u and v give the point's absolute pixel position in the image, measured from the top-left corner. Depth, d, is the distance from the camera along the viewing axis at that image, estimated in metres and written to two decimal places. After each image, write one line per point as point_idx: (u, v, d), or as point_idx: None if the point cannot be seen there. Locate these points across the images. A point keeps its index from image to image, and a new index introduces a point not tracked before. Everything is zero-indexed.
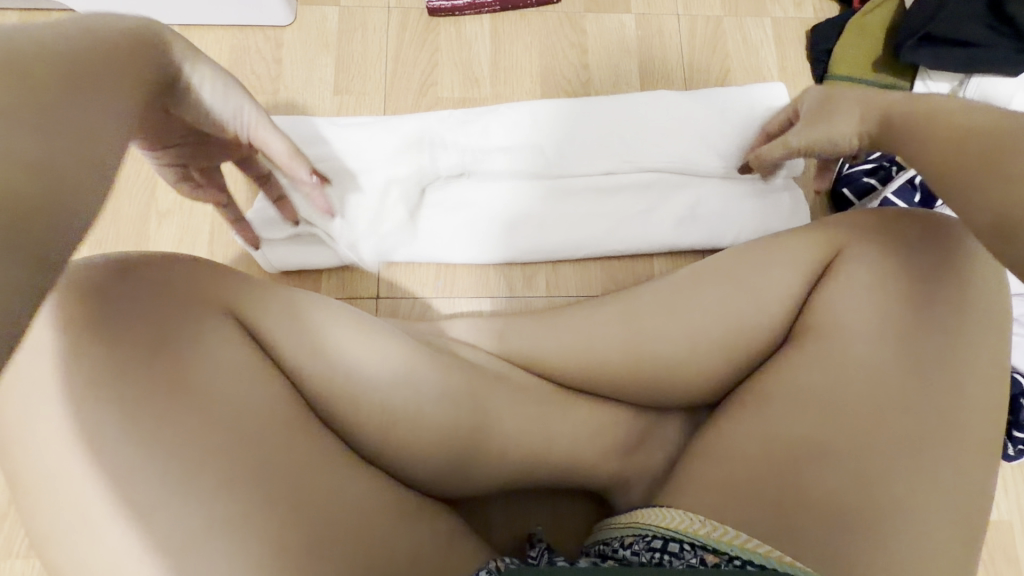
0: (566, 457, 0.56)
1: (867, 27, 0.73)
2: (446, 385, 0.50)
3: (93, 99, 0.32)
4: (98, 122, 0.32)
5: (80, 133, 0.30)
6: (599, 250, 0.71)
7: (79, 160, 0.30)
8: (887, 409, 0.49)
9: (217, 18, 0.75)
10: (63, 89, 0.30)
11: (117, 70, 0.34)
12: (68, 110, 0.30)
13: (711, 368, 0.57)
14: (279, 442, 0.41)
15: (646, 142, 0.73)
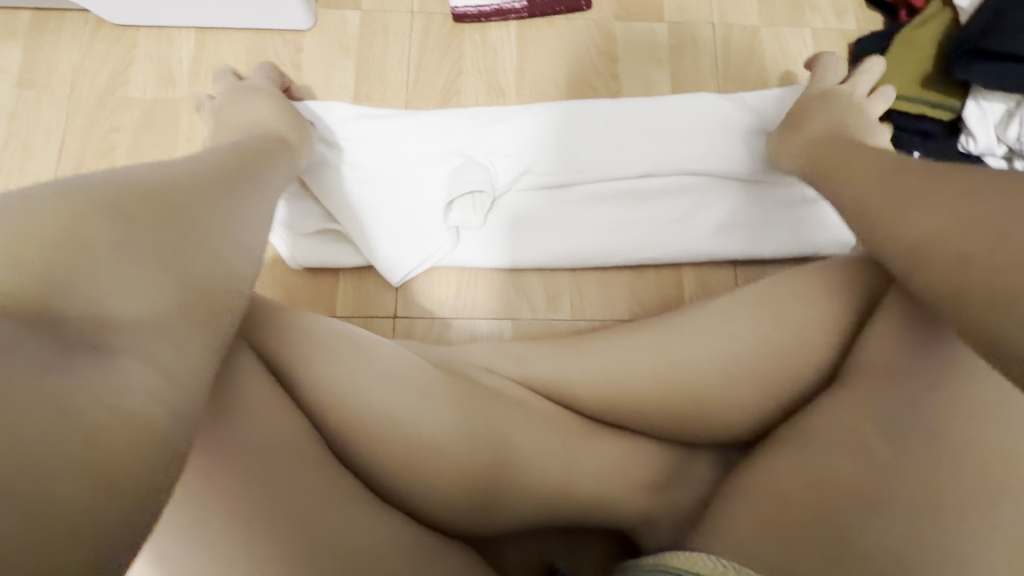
0: (596, 496, 0.51)
1: (914, 41, 0.69)
2: (469, 417, 0.47)
3: (247, 195, 0.46)
4: (222, 206, 0.42)
5: (235, 213, 0.42)
6: (635, 257, 0.68)
7: (213, 228, 0.39)
8: (953, 456, 0.44)
9: (235, 20, 0.72)
10: (226, 189, 0.44)
11: (217, 172, 0.45)
12: (245, 201, 0.45)
13: (749, 404, 0.53)
14: (286, 482, 0.38)
15: (683, 147, 0.69)
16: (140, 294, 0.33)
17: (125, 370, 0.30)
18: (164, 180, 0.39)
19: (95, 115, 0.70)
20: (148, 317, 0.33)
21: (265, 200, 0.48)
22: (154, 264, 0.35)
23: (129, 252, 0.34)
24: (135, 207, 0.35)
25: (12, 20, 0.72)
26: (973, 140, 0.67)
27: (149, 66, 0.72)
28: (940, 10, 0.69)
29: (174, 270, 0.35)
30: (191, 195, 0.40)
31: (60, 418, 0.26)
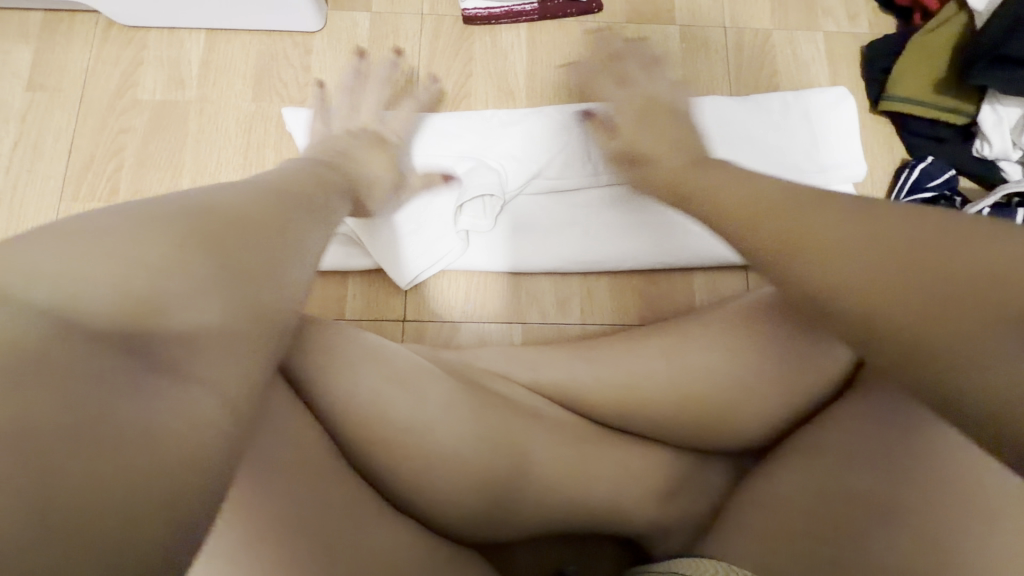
0: (606, 503, 0.51)
1: (928, 45, 0.68)
2: (482, 424, 0.47)
3: (309, 211, 0.44)
4: (285, 220, 0.40)
5: (296, 227, 0.41)
6: (649, 262, 0.68)
7: (272, 242, 0.38)
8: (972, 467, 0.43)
9: (245, 22, 0.72)
10: (290, 205, 0.43)
11: (284, 190, 0.44)
12: (307, 216, 0.43)
13: (762, 411, 0.53)
14: (296, 489, 0.38)
15: (727, 152, 0.68)
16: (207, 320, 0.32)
17: (187, 399, 0.29)
18: (239, 202, 0.38)
19: (105, 117, 0.70)
20: (216, 344, 0.32)
21: (329, 220, 0.46)
22: (225, 289, 0.33)
23: (200, 276, 0.32)
24: (211, 228, 0.34)
25: (23, 21, 0.72)
26: (988, 144, 0.67)
27: (159, 67, 0.72)
28: (956, 12, 0.68)
29: (243, 297, 0.34)
30: (258, 211, 0.39)
31: (124, 443, 0.26)
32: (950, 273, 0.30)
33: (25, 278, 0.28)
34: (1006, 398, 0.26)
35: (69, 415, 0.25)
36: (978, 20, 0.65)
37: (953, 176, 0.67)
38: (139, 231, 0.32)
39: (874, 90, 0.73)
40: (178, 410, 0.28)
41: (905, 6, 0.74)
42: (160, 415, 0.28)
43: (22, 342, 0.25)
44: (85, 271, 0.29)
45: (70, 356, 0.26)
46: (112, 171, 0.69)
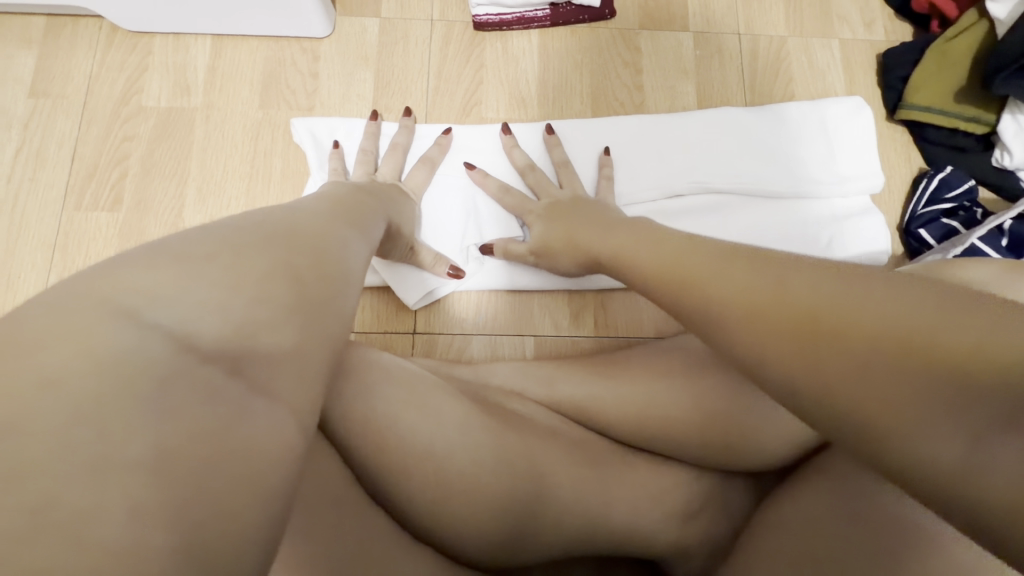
0: (625, 523, 0.49)
1: (949, 52, 0.67)
2: (500, 444, 0.46)
3: (348, 227, 0.43)
4: (328, 235, 0.39)
5: (336, 241, 0.39)
6: None
7: (321, 257, 0.36)
8: None
9: (252, 28, 0.71)
10: (331, 221, 0.41)
11: (324, 207, 0.43)
12: (349, 232, 0.42)
13: (784, 429, 0.51)
14: (311, 514, 0.36)
15: (764, 168, 0.67)
16: (291, 343, 0.31)
17: (283, 420, 0.29)
18: (309, 223, 0.38)
19: (110, 124, 0.69)
20: (302, 369, 0.31)
21: (369, 237, 0.45)
22: (308, 314, 0.33)
23: (284, 299, 0.32)
24: (287, 249, 0.34)
25: (25, 27, 0.71)
26: (1008, 155, 0.65)
27: (164, 73, 0.70)
28: (976, 20, 0.66)
29: (321, 322, 0.33)
30: (304, 228, 0.37)
31: (236, 465, 0.26)
32: (874, 335, 0.27)
33: (138, 299, 0.28)
34: (953, 474, 0.24)
35: (190, 439, 0.25)
36: (1000, 27, 0.64)
37: (972, 186, 0.66)
38: (229, 253, 0.32)
39: (891, 98, 0.72)
40: (274, 432, 0.28)
41: (923, 14, 0.73)
42: (262, 434, 0.27)
43: (140, 366, 0.25)
44: (184, 294, 0.29)
45: (185, 380, 0.26)
46: (116, 179, 0.67)
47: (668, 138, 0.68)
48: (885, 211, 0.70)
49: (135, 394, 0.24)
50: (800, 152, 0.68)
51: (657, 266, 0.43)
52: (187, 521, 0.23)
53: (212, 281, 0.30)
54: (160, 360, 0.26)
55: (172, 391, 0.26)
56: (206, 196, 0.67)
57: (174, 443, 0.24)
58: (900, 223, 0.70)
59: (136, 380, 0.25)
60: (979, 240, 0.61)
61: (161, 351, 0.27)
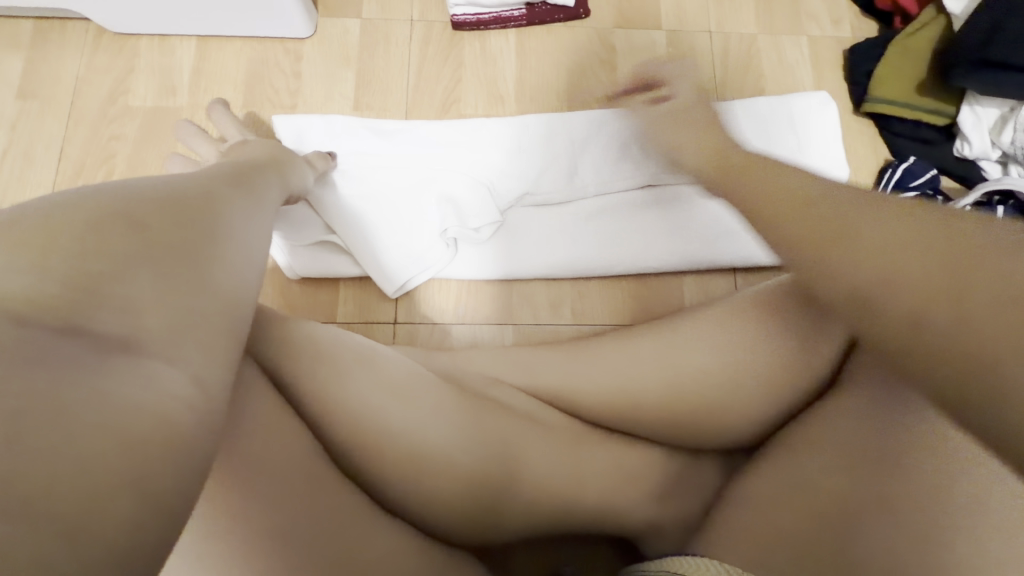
0: (596, 501, 0.51)
1: (910, 48, 0.70)
2: (471, 422, 0.48)
3: (240, 193, 0.40)
4: (216, 199, 0.36)
5: (217, 202, 0.36)
6: (634, 268, 0.68)
7: (207, 221, 0.33)
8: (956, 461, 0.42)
9: (236, 30, 0.72)
10: (219, 186, 0.38)
11: (211, 175, 0.40)
12: (237, 196, 0.39)
13: (751, 410, 0.53)
14: (290, 489, 0.38)
15: (732, 162, 0.70)
16: (161, 308, 0.28)
17: (148, 379, 0.26)
18: (187, 188, 0.35)
19: (97, 124, 0.70)
20: (176, 333, 0.28)
21: (264, 203, 0.42)
22: (177, 273, 0.30)
23: (148, 262, 0.29)
24: (167, 219, 0.31)
25: (13, 31, 0.73)
26: (968, 144, 0.68)
27: (150, 75, 0.72)
28: (934, 17, 0.70)
29: (193, 278, 0.30)
30: (184, 192, 0.34)
31: (89, 429, 0.23)
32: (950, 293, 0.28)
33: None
34: None
35: (11, 401, 0.22)
36: (955, 23, 0.67)
37: (935, 175, 0.68)
38: (71, 222, 0.28)
39: (857, 93, 0.75)
40: (145, 391, 0.26)
41: (887, 11, 0.76)
42: (127, 393, 0.25)
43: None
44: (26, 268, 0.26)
45: (1, 346, 0.23)
46: (103, 178, 0.69)
47: (633, 130, 0.70)
48: None
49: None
50: (770, 146, 0.70)
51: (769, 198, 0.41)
52: (20, 495, 0.20)
53: (47, 252, 0.27)
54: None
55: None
56: None
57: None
58: None
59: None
60: None
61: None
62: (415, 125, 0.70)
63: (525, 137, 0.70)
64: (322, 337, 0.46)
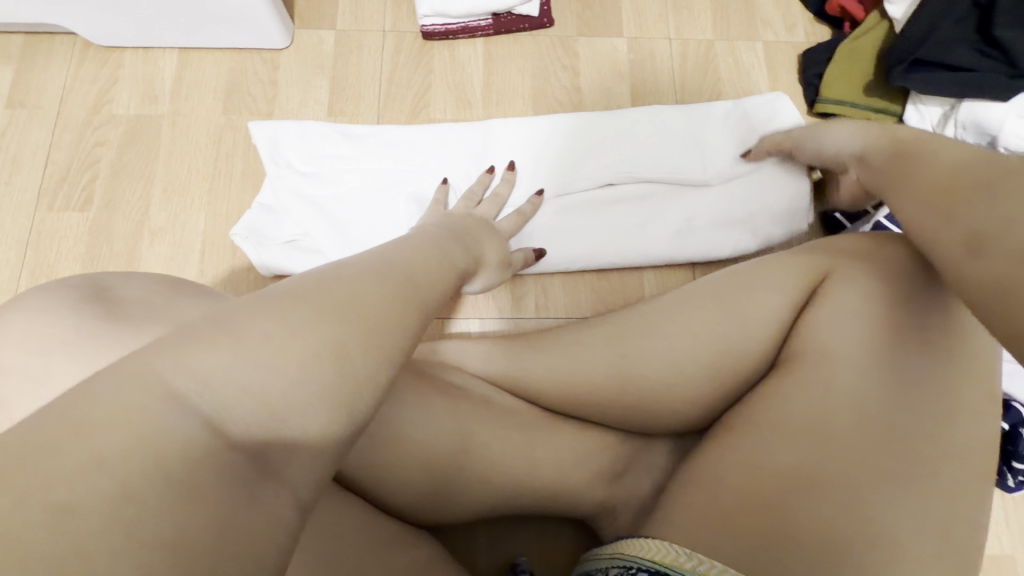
0: (550, 482, 0.54)
1: (857, 51, 0.74)
2: (426, 406, 0.50)
3: (413, 253, 0.38)
4: (407, 278, 0.33)
5: (404, 279, 0.33)
6: (598, 264, 0.71)
7: (399, 305, 0.31)
8: (872, 444, 0.47)
9: (215, 41, 0.76)
10: (400, 255, 0.36)
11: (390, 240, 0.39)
12: (416, 260, 0.37)
13: (698, 394, 0.56)
14: None
15: (691, 159, 0.72)
16: (330, 431, 0.27)
17: (296, 500, 0.26)
18: (383, 274, 0.32)
19: (82, 131, 0.74)
20: (335, 451, 0.27)
21: (443, 270, 0.39)
22: (355, 396, 0.27)
23: (331, 379, 0.26)
24: (357, 310, 0.29)
25: (4, 44, 0.76)
26: None
27: (134, 84, 0.76)
28: (878, 21, 0.73)
29: (370, 400, 0.28)
30: (384, 273, 0.32)
31: (236, 549, 0.22)
32: (1004, 282, 0.38)
33: (187, 377, 0.24)
34: None
35: (178, 519, 0.21)
36: (896, 27, 0.71)
37: None
38: (279, 314, 0.27)
39: (809, 94, 0.78)
40: (283, 516, 0.25)
41: (836, 16, 0.79)
42: (278, 529, 0.24)
43: (175, 455, 0.22)
44: (228, 366, 0.25)
45: (196, 457, 0.23)
46: (87, 181, 0.72)
47: (611, 135, 0.73)
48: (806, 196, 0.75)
49: (167, 494, 0.21)
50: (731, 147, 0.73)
51: (934, 176, 0.45)
52: None
53: (256, 357, 0.26)
54: (198, 447, 0.23)
55: (192, 491, 0.22)
56: (171, 195, 0.72)
57: (193, 542, 0.21)
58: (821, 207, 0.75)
59: (168, 476, 0.22)
60: (884, 218, 0.67)
61: (200, 438, 0.23)
62: (379, 130, 0.73)
63: (495, 142, 0.73)
64: None
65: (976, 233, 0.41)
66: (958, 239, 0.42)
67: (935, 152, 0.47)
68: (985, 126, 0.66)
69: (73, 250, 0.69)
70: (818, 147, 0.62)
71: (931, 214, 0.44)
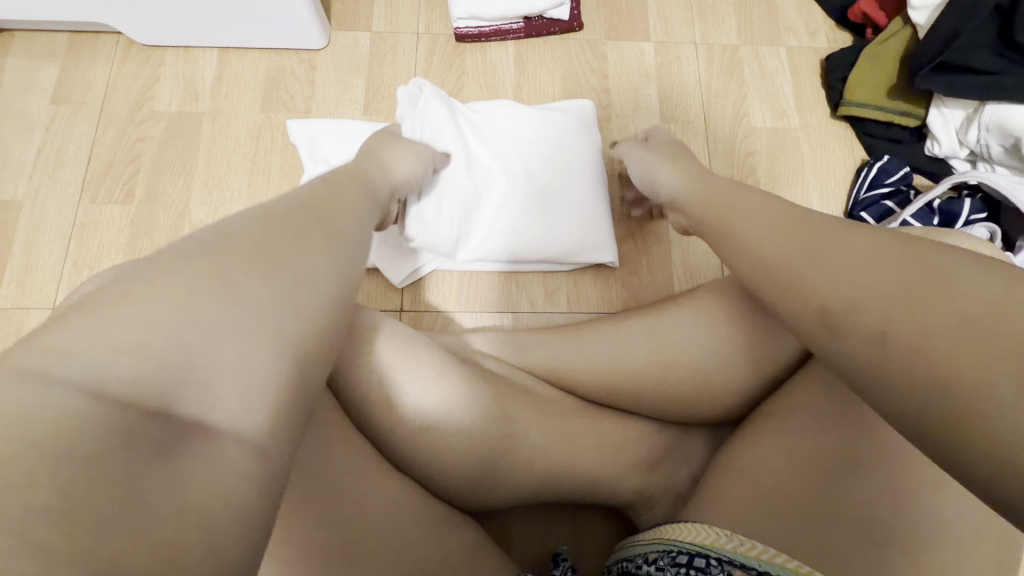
0: (589, 469, 0.55)
1: (880, 55, 0.76)
2: (469, 390, 0.50)
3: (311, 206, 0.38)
4: (299, 238, 0.34)
5: (287, 234, 0.34)
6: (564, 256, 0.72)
7: (283, 265, 0.32)
8: None
9: (253, 41, 0.78)
10: (289, 211, 0.36)
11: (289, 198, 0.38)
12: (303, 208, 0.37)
13: (733, 384, 0.57)
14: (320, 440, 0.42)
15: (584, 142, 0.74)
16: (243, 395, 0.28)
17: (242, 458, 0.26)
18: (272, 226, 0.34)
19: (124, 127, 0.75)
20: (274, 414, 0.28)
21: (344, 215, 0.40)
22: (254, 358, 0.29)
23: (231, 310, 0.29)
24: (233, 278, 0.30)
25: (50, 43, 0.79)
26: (938, 143, 0.74)
27: (175, 82, 0.78)
28: (900, 28, 0.76)
29: (282, 358, 0.30)
30: (271, 237, 0.33)
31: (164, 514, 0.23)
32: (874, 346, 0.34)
33: (47, 358, 0.24)
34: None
35: (85, 490, 0.22)
36: (920, 31, 0.72)
37: (907, 172, 0.73)
38: (152, 283, 0.28)
39: (833, 96, 0.80)
40: (219, 468, 0.26)
41: (859, 23, 0.82)
42: (212, 479, 0.25)
43: (62, 430, 0.22)
44: (105, 343, 0.25)
45: (101, 431, 0.23)
46: (130, 175, 0.74)
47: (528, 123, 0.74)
48: (834, 196, 0.77)
49: (56, 460, 0.22)
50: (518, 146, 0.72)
51: (776, 240, 0.42)
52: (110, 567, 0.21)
53: (137, 321, 0.26)
54: (90, 420, 0.23)
55: (98, 463, 0.23)
56: (210, 190, 0.73)
57: (98, 513, 0.22)
58: (846, 207, 0.76)
59: (71, 453, 0.22)
60: (910, 217, 0.69)
61: (92, 410, 0.24)
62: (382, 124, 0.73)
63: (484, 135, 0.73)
64: None
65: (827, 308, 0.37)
66: (805, 314, 0.38)
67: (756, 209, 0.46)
68: (1008, 129, 0.68)
69: (115, 243, 0.71)
70: (645, 180, 0.62)
71: (771, 288, 0.41)
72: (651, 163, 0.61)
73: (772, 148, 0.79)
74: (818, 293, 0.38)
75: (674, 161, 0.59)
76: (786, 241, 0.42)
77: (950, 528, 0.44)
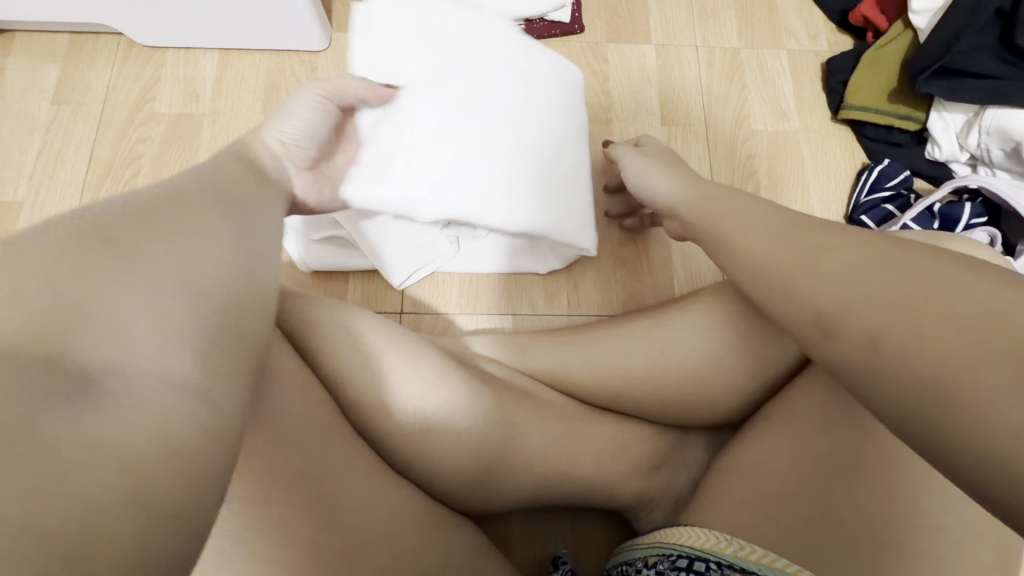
0: (588, 473, 0.55)
1: (880, 59, 0.76)
2: (469, 393, 0.50)
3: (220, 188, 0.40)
4: (207, 212, 0.36)
5: (190, 209, 0.35)
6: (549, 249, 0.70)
7: (187, 232, 0.34)
8: None
9: (254, 42, 0.78)
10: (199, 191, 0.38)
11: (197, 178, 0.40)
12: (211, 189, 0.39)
13: (734, 388, 0.57)
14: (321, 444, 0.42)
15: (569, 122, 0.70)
16: (161, 349, 0.29)
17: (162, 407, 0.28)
18: (188, 203, 0.36)
19: (124, 128, 0.75)
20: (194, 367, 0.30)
21: (250, 195, 0.41)
22: (166, 316, 0.30)
23: (152, 275, 0.30)
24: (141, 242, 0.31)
25: (50, 43, 0.79)
26: (938, 147, 0.74)
27: (175, 83, 0.77)
28: (901, 31, 0.75)
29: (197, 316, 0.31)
30: (176, 210, 0.34)
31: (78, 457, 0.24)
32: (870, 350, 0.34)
33: None
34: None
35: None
36: (921, 36, 0.73)
37: (907, 176, 0.73)
38: (61, 245, 0.29)
39: (834, 100, 0.80)
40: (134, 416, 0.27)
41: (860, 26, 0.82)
42: (124, 422, 0.26)
43: None
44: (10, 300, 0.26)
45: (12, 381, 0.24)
46: (129, 176, 0.73)
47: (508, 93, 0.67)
48: (834, 199, 0.77)
49: None
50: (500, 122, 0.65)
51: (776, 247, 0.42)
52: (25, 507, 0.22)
53: (50, 284, 0.27)
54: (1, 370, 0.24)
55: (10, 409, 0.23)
56: None
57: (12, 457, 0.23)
58: (846, 211, 0.76)
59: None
60: (911, 221, 0.69)
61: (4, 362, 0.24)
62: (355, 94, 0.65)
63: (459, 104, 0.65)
64: (334, 308, 0.50)
65: (823, 314, 0.37)
66: (801, 321, 0.39)
67: (756, 215, 0.46)
68: (1009, 133, 0.68)
69: None
70: (640, 187, 0.61)
71: (769, 298, 0.42)
72: (647, 171, 0.60)
73: (772, 151, 0.79)
74: (815, 298, 0.38)
75: (669, 171, 0.58)
76: (782, 245, 0.42)
77: (950, 533, 0.44)
